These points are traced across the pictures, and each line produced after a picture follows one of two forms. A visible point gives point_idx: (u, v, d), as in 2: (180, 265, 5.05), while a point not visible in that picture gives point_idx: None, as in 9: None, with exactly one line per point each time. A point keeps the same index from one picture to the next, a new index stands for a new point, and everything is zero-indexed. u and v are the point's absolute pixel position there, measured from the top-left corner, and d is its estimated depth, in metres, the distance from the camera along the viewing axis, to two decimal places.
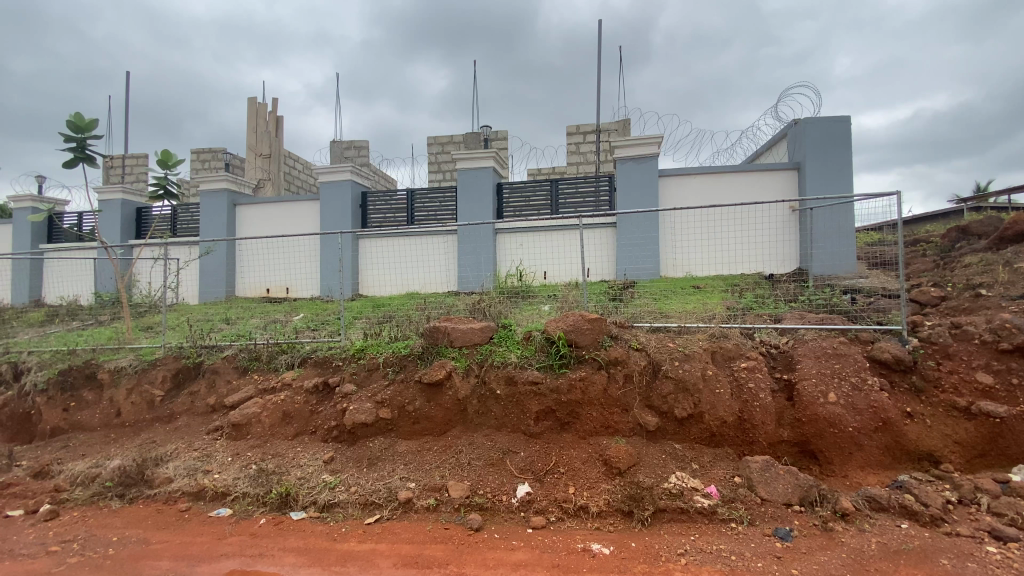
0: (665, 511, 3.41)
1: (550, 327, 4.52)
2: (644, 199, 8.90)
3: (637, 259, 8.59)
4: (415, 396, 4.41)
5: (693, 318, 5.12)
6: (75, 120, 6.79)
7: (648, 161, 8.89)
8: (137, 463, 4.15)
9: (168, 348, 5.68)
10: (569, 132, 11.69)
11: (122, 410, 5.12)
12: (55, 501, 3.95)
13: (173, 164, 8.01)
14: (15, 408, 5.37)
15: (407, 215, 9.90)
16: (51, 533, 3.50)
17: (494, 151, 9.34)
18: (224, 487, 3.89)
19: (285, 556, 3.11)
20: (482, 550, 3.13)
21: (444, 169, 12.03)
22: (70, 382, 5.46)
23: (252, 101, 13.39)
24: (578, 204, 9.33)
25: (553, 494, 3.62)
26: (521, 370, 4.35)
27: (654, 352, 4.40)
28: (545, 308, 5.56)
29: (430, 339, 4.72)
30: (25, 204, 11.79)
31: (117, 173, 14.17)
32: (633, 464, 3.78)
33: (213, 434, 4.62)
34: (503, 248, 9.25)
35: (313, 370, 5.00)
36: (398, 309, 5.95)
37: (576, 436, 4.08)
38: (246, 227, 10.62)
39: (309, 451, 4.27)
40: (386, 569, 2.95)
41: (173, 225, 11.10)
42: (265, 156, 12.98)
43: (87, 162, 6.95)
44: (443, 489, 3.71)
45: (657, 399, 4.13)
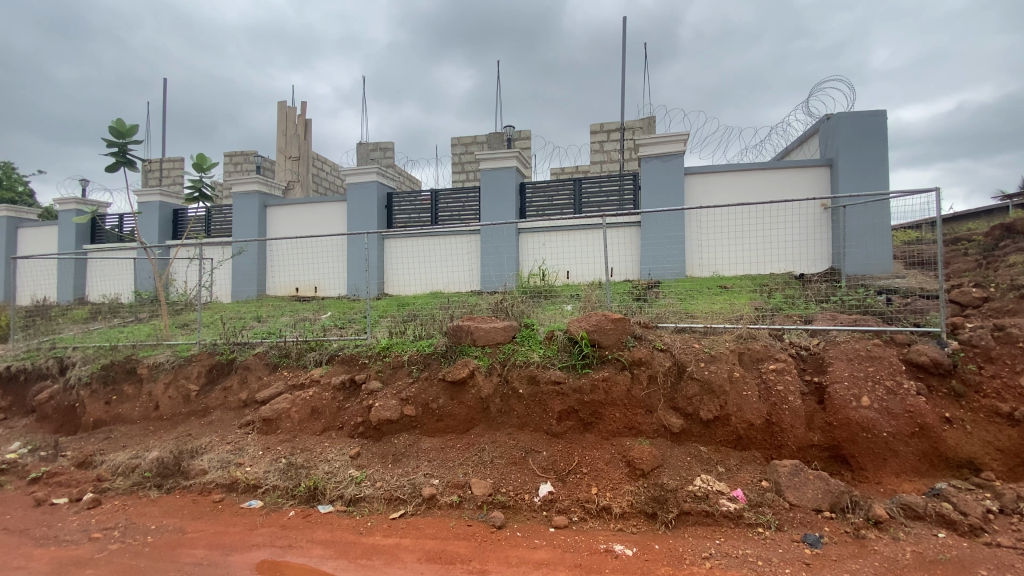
0: (689, 513, 3.38)
1: (573, 326, 4.50)
2: (669, 198, 8.79)
3: (663, 259, 8.50)
4: (439, 393, 4.47)
5: (719, 319, 5.03)
6: (117, 126, 7.09)
7: (674, 159, 8.77)
8: (173, 455, 4.33)
9: (202, 344, 5.89)
10: (593, 130, 11.62)
11: (160, 404, 5.33)
12: (98, 490, 4.14)
13: (208, 168, 8.30)
14: (60, 401, 5.64)
15: (432, 215, 10.01)
16: (94, 521, 3.68)
17: (517, 150, 9.35)
18: (255, 480, 4.02)
19: (313, 548, 3.19)
20: (504, 548, 3.15)
21: (468, 169, 12.11)
22: (112, 375, 5.71)
23: (282, 105, 13.75)
24: (601, 203, 9.27)
25: (575, 494, 3.61)
26: (544, 370, 4.36)
27: (679, 353, 4.33)
28: (568, 308, 5.54)
29: (454, 338, 4.77)
30: (71, 206, 12.38)
31: (155, 176, 14.74)
32: (656, 466, 3.74)
33: (245, 428, 4.77)
34: (526, 247, 9.26)
35: (340, 367, 5.12)
36: (422, 308, 6.01)
37: (599, 437, 4.06)
38: (276, 228, 10.91)
39: (336, 446, 4.37)
40: (410, 563, 2.99)
41: (207, 226, 11.49)
42: (294, 158, 13.33)
43: (127, 166, 7.25)
44: (466, 487, 3.75)
45: (682, 401, 4.08)
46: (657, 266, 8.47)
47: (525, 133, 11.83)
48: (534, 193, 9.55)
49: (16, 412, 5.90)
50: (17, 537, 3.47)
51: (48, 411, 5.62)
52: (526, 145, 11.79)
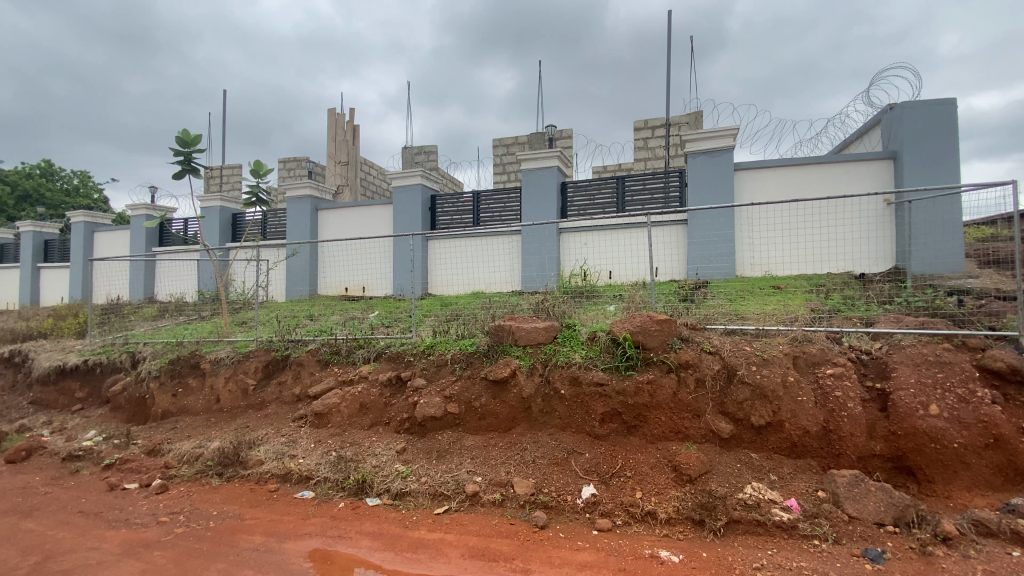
0: (739, 522, 3.27)
1: (616, 327, 4.43)
2: (717, 195, 8.51)
3: (710, 258, 8.26)
4: (481, 392, 4.51)
5: (772, 321, 4.83)
6: (183, 136, 7.58)
7: (722, 154, 8.51)
8: (233, 446, 4.58)
9: (259, 341, 6.17)
10: (637, 127, 11.43)
11: (221, 397, 5.66)
12: (165, 476, 4.44)
13: (264, 174, 8.74)
14: (132, 393, 6.06)
15: (474, 215, 10.12)
16: (161, 505, 3.94)
17: (559, 149, 9.32)
18: (308, 471, 4.19)
19: (362, 539, 3.30)
20: (547, 549, 3.14)
21: (509, 170, 12.17)
22: (178, 369, 6.09)
23: (331, 112, 14.29)
24: (646, 201, 9.08)
25: (619, 497, 3.56)
26: (586, 371, 4.31)
27: (728, 356, 4.18)
28: (611, 308, 5.48)
29: (496, 338, 4.81)
30: (141, 212, 13.31)
31: (216, 182, 15.64)
32: (705, 472, 3.63)
33: (299, 421, 4.99)
34: (568, 247, 9.22)
35: (387, 365, 5.26)
36: (464, 308, 6.09)
37: (643, 440, 3.98)
38: (326, 230, 11.36)
39: (383, 441, 4.50)
40: (454, 559, 3.04)
41: (263, 229, 12.10)
42: (343, 163, 13.82)
43: (192, 173, 7.73)
44: (509, 485, 3.77)
45: (731, 405, 3.95)
46: (705, 266, 8.24)
47: (567, 132, 11.77)
48: (576, 192, 9.48)
49: (94, 402, 6.41)
50: (93, 518, 3.76)
51: (121, 401, 6.07)
52: (568, 144, 11.72)
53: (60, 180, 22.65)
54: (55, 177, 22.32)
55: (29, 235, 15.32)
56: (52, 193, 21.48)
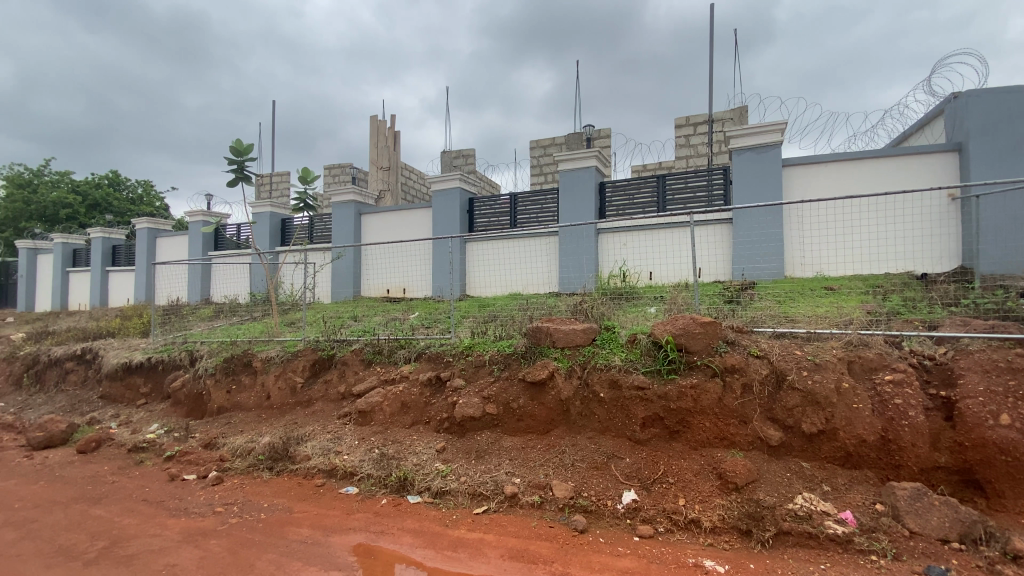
0: (790, 534, 3.13)
1: (657, 330, 4.34)
2: (763, 193, 8.21)
3: (756, 258, 7.96)
4: (519, 393, 4.51)
5: (824, 324, 4.61)
6: (237, 145, 7.98)
7: (769, 151, 8.21)
8: (282, 441, 4.77)
9: (307, 341, 6.39)
10: (678, 125, 11.18)
11: (272, 394, 5.92)
12: (221, 469, 4.67)
13: (311, 180, 9.08)
14: (190, 388, 6.41)
15: (511, 217, 10.16)
16: (217, 496, 4.16)
17: (597, 149, 9.23)
18: (352, 467, 4.32)
19: (403, 536, 3.37)
20: (587, 553, 3.11)
21: (546, 171, 12.15)
22: (231, 367, 6.40)
23: (373, 118, 14.70)
24: (687, 200, 8.85)
25: (661, 504, 3.48)
26: (626, 374, 4.24)
27: (777, 360, 4.02)
28: (652, 310, 5.38)
29: (534, 339, 4.81)
30: (198, 218, 14.09)
31: (266, 189, 16.39)
32: (752, 480, 3.49)
33: (343, 419, 5.15)
34: (607, 248, 9.12)
35: (427, 364, 5.35)
36: (502, 309, 6.12)
37: (687, 446, 3.87)
38: (369, 233, 11.69)
39: (424, 440, 4.57)
40: (494, 559, 3.05)
41: (310, 233, 12.57)
42: (384, 168, 14.19)
43: (245, 181, 8.13)
44: (548, 488, 3.75)
45: (781, 412, 3.79)
46: (751, 267, 7.95)
47: (605, 131, 11.63)
48: (614, 192, 9.36)
49: (156, 397, 6.83)
50: (156, 506, 4.00)
51: (180, 396, 6.43)
52: (607, 143, 11.59)
53: (125, 189, 24.33)
54: (121, 186, 24.00)
55: (99, 241, 16.50)
56: (118, 201, 23.10)
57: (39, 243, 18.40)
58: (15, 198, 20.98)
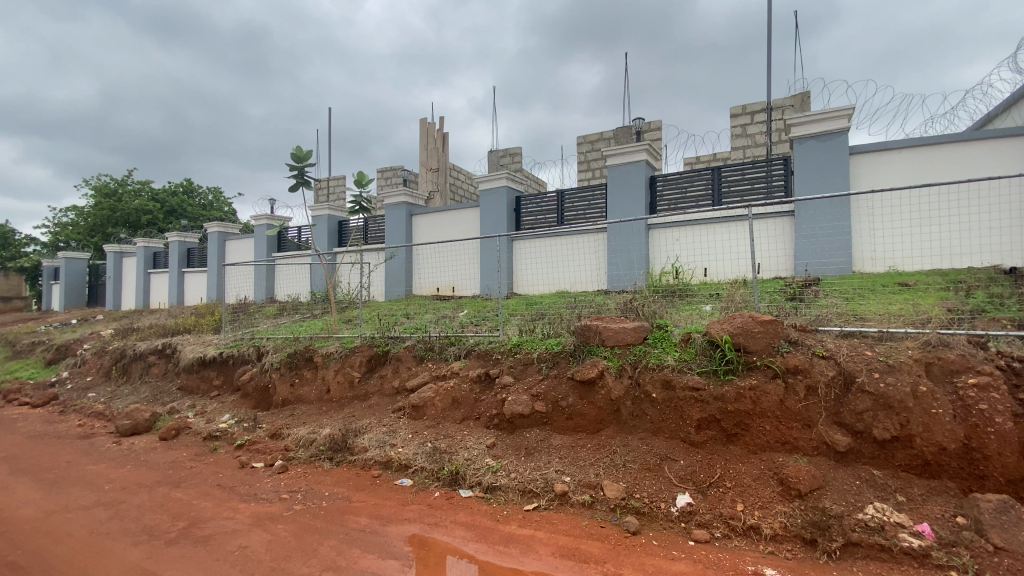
0: (859, 545, 2.96)
1: (713, 329, 4.20)
2: (827, 183, 7.75)
3: (821, 253, 7.54)
4: (569, 392, 4.49)
5: (897, 323, 4.30)
6: (297, 152, 8.39)
7: (834, 138, 7.73)
8: (341, 433, 5.00)
9: (363, 337, 6.62)
10: (733, 114, 10.73)
11: (332, 388, 6.21)
12: (286, 458, 4.96)
13: (366, 183, 9.43)
14: (258, 381, 6.82)
15: (559, 215, 10.11)
16: (283, 483, 4.42)
17: (647, 143, 9.01)
18: (406, 460, 4.46)
19: (456, 529, 3.44)
20: (640, 555, 3.06)
21: (594, 167, 12.00)
22: (295, 362, 6.75)
23: (423, 121, 15.06)
24: (743, 193, 8.48)
25: (718, 509, 3.37)
26: (680, 375, 4.12)
27: (845, 361, 3.79)
28: (707, 308, 5.21)
29: (582, 337, 4.77)
30: (262, 222, 14.97)
31: (323, 193, 17.16)
32: (817, 488, 3.31)
33: (398, 413, 5.33)
34: (657, 244, 8.91)
35: (477, 361, 5.43)
36: (550, 307, 6.11)
37: (745, 450, 3.72)
38: (419, 233, 11.99)
39: (474, 435, 4.65)
40: (545, 556, 3.06)
41: (364, 234, 13.06)
42: (433, 170, 14.52)
43: (305, 186, 8.54)
44: (599, 488, 3.72)
45: (849, 416, 3.57)
46: (815, 261, 7.57)
47: (655, 124, 11.35)
48: (665, 186, 9.12)
49: (227, 389, 7.33)
50: (228, 491, 4.30)
51: (249, 389, 6.86)
52: (657, 136, 11.30)
53: (197, 196, 26.22)
54: (193, 194, 25.89)
55: (175, 244, 17.85)
56: (191, 207, 24.92)
57: (124, 247, 20.12)
58: (103, 206, 23.07)
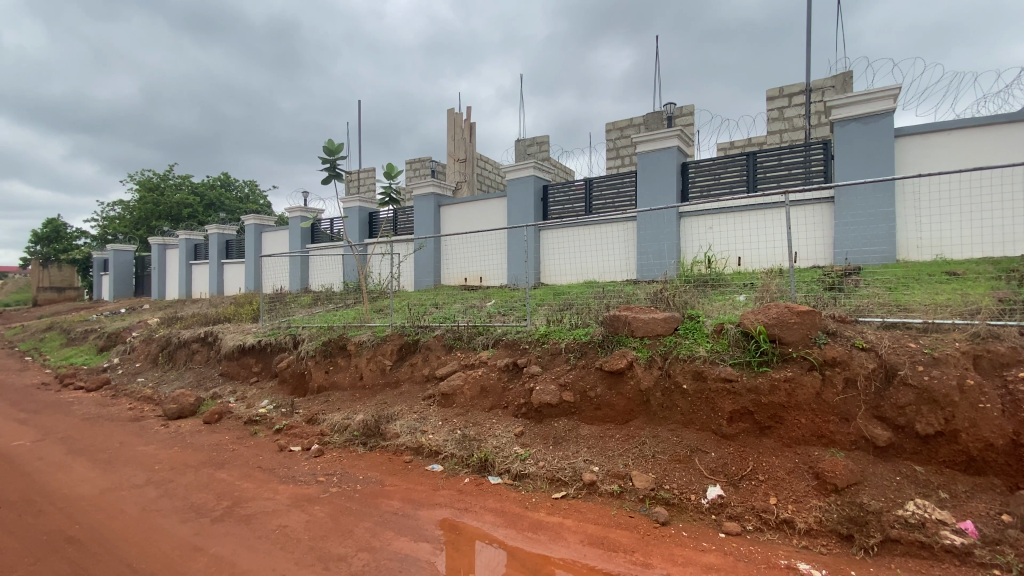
0: (898, 542, 2.87)
1: (747, 319, 4.12)
2: (869, 168, 7.42)
3: (862, 240, 7.25)
4: (597, 382, 4.49)
5: (944, 314, 4.12)
6: (329, 145, 8.56)
7: (877, 121, 7.39)
8: (374, 419, 5.15)
9: (394, 326, 6.76)
10: (770, 97, 10.36)
11: (365, 375, 6.37)
12: (322, 442, 5.14)
13: (395, 175, 9.55)
14: (294, 368, 7.05)
15: (587, 204, 10.00)
16: (319, 467, 4.59)
17: (679, 128, 8.79)
18: (436, 446, 4.56)
19: (485, 514, 3.51)
20: (669, 546, 3.05)
21: (623, 154, 11.81)
22: (329, 350, 6.94)
23: (450, 111, 15.10)
24: (780, 178, 8.20)
25: (750, 502, 3.32)
26: (712, 366, 4.06)
27: (887, 354, 3.66)
28: (740, 299, 5.10)
29: (611, 328, 4.75)
30: (296, 214, 15.37)
31: (354, 185, 17.47)
32: (855, 483, 3.22)
33: (428, 400, 5.44)
34: (689, 232, 8.73)
35: (504, 351, 5.47)
36: (577, 297, 6.10)
37: (779, 443, 3.64)
38: (448, 224, 12.09)
39: (502, 423, 4.71)
40: (573, 543, 3.10)
41: (394, 225, 13.26)
42: (461, 160, 14.59)
43: (337, 178, 8.72)
44: (627, 478, 3.72)
45: (890, 410, 3.45)
46: (856, 250, 7.29)
47: (687, 109, 11.08)
48: (697, 172, 8.91)
49: (266, 375, 7.63)
50: (269, 473, 4.50)
51: (286, 375, 7.11)
52: (689, 122, 11.02)
53: (234, 189, 27.15)
54: (230, 187, 26.82)
55: (215, 236, 18.54)
56: (228, 200, 25.82)
57: (167, 239, 21.03)
58: (147, 200, 24.08)
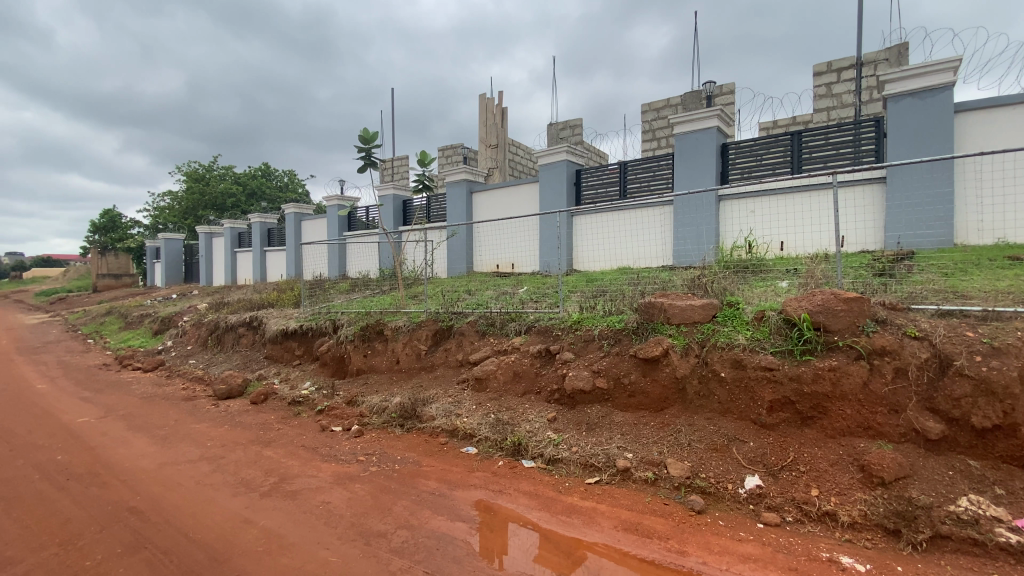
0: (948, 538, 2.76)
1: (790, 307, 3.98)
2: (925, 146, 6.97)
3: (917, 223, 6.85)
4: (631, 369, 4.44)
5: (1007, 301, 3.87)
6: (365, 134, 8.69)
7: (934, 95, 6.93)
8: (411, 402, 5.29)
9: (428, 312, 6.86)
10: (817, 72, 9.84)
11: (401, 359, 6.53)
12: (361, 423, 5.32)
13: (428, 162, 9.63)
14: (334, 352, 7.29)
15: (621, 188, 9.82)
16: (359, 447, 4.75)
17: (719, 108, 8.48)
18: (471, 430, 4.64)
19: (520, 497, 3.57)
20: (705, 534, 3.03)
21: (659, 136, 11.50)
22: (367, 334, 7.14)
23: (482, 97, 15.05)
24: (827, 158, 7.80)
25: (790, 493, 3.24)
26: (752, 354, 3.96)
27: (942, 343, 3.48)
28: (783, 285, 4.93)
29: (646, 315, 4.68)
30: (333, 202, 15.73)
31: (388, 173, 17.71)
32: (903, 477, 3.10)
33: (462, 384, 5.54)
34: (728, 216, 8.46)
35: (537, 337, 5.49)
36: (611, 284, 6.04)
37: (822, 434, 3.53)
38: (480, 211, 12.12)
39: (536, 409, 4.75)
40: (607, 528, 3.11)
41: (427, 213, 13.41)
42: (493, 146, 14.56)
43: (372, 166, 8.86)
44: (662, 465, 3.69)
45: (944, 402, 3.28)
46: (909, 234, 6.91)
47: (728, 88, 10.66)
48: (738, 154, 8.59)
49: (308, 358, 7.92)
50: (312, 452, 4.70)
51: (327, 358, 7.35)
52: (729, 101, 10.61)
53: (274, 179, 27.99)
54: (270, 176, 27.69)
55: (257, 225, 19.21)
56: (268, 189, 26.59)
57: (213, 229, 21.95)
58: (193, 190, 25.10)
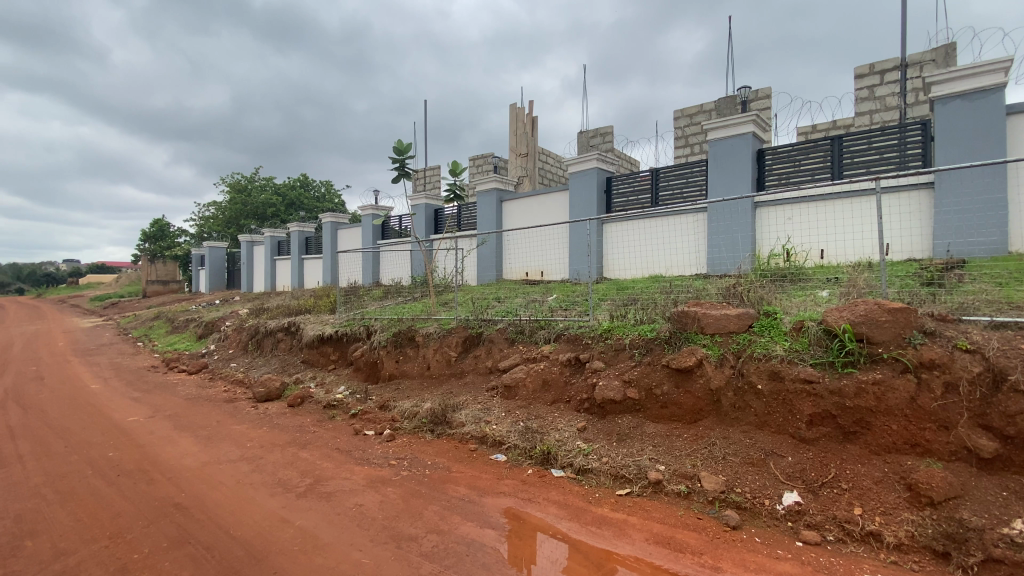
0: (1002, 562, 2.60)
1: (831, 317, 3.86)
2: (977, 149, 6.64)
3: (969, 230, 6.51)
4: (663, 379, 4.37)
5: None
6: (399, 146, 8.91)
7: (986, 97, 6.60)
8: (441, 408, 5.36)
9: (459, 319, 6.95)
10: (859, 74, 9.55)
11: (432, 365, 6.62)
12: (393, 427, 5.42)
13: (460, 172, 9.79)
14: (367, 357, 7.45)
15: (652, 195, 9.69)
16: (391, 451, 4.84)
17: (754, 113, 8.31)
18: (500, 437, 4.66)
19: (549, 506, 3.55)
20: (741, 551, 2.94)
21: (692, 142, 11.35)
22: (399, 340, 7.28)
23: (513, 106, 15.19)
24: (870, 163, 7.51)
25: (831, 511, 3.11)
26: (790, 366, 3.84)
27: (996, 356, 3.29)
28: (823, 294, 4.79)
29: (678, 324, 4.61)
30: (368, 211, 16.16)
31: (420, 183, 18.05)
32: (953, 497, 2.94)
33: (492, 391, 5.58)
34: (765, 224, 8.23)
35: (566, 346, 5.47)
36: (643, 292, 5.98)
37: (866, 450, 3.39)
38: (510, 219, 12.20)
39: (565, 418, 4.73)
40: (637, 541, 3.07)
41: (458, 221, 13.60)
42: (524, 155, 14.67)
43: (406, 177, 9.06)
44: (695, 479, 3.61)
45: (998, 419, 3.11)
46: (960, 241, 6.57)
47: (764, 92, 10.42)
48: (775, 160, 8.39)
49: (342, 363, 8.14)
50: (346, 454, 4.81)
51: (360, 363, 7.52)
52: (764, 106, 10.38)
53: (312, 189, 28.95)
54: (309, 187, 28.65)
55: (296, 233, 19.85)
56: (306, 199, 27.43)
57: (254, 237, 22.84)
58: (237, 200, 26.18)
